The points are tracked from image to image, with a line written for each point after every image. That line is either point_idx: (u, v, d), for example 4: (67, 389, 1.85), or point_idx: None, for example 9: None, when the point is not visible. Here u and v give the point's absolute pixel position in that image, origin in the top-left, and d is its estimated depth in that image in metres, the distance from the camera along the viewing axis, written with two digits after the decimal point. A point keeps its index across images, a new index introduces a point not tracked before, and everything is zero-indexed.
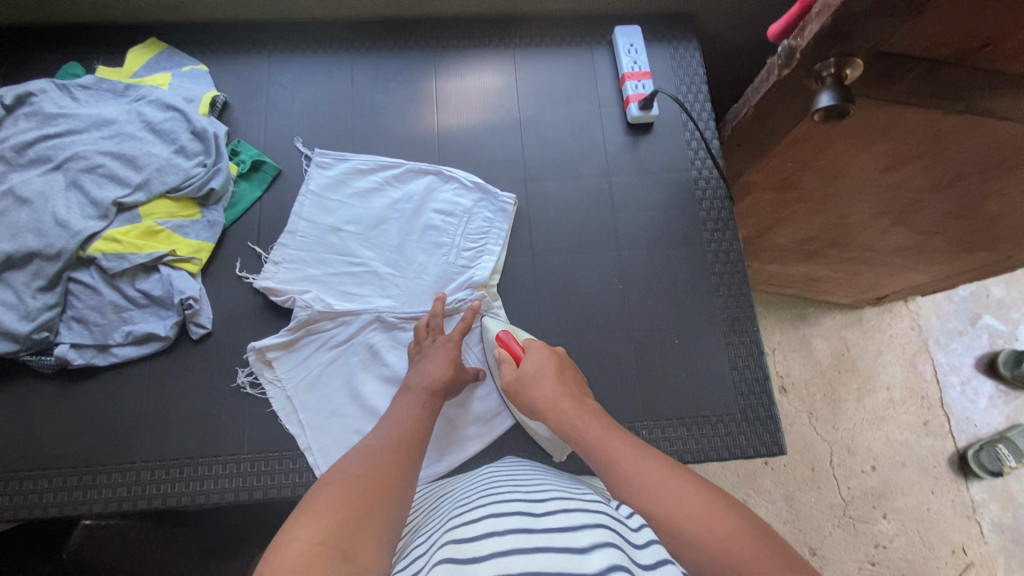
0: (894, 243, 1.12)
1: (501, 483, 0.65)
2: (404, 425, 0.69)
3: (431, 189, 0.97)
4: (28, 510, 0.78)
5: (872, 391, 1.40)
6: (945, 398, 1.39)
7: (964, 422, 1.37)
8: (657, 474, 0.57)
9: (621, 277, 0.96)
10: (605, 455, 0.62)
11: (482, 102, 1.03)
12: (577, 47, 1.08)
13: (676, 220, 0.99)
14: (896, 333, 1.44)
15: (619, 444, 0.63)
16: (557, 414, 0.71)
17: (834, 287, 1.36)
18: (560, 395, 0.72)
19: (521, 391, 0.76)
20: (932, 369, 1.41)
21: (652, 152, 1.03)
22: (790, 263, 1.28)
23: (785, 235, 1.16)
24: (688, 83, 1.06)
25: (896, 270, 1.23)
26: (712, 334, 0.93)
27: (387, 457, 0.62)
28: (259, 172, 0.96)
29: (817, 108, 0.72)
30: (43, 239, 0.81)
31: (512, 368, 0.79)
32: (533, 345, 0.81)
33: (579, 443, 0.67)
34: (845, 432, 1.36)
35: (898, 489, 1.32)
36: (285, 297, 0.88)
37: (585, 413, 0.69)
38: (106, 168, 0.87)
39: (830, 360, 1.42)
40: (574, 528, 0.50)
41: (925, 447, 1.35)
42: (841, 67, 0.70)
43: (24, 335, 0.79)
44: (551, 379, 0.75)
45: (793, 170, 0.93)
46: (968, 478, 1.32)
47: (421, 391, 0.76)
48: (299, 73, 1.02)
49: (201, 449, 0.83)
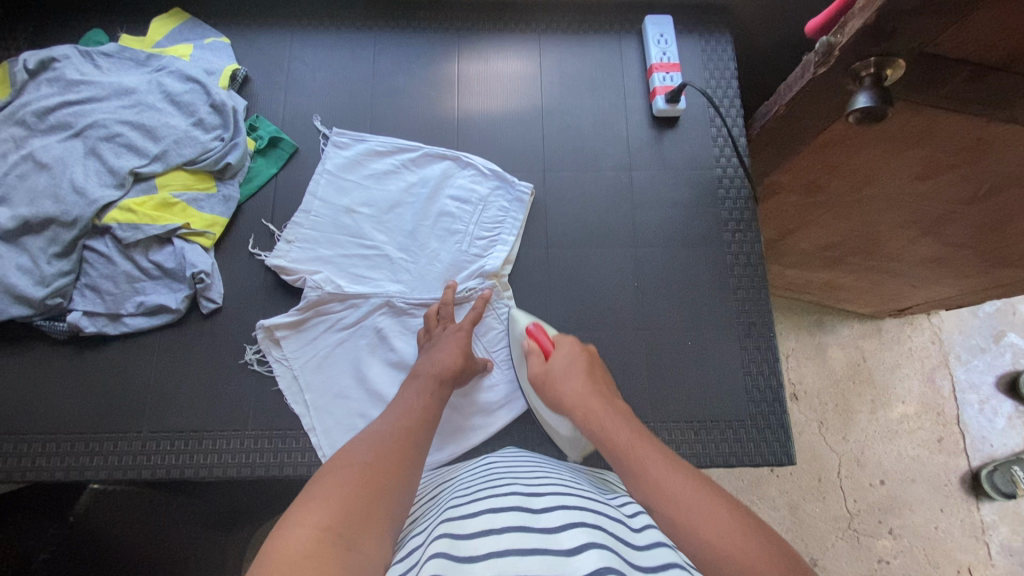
0: (921, 254, 1.08)
1: (499, 472, 0.65)
2: (411, 413, 0.69)
3: (447, 174, 0.95)
4: (36, 472, 0.79)
5: (886, 404, 1.36)
6: (962, 415, 1.35)
7: (979, 441, 1.33)
8: (687, 494, 0.54)
9: (637, 275, 0.93)
10: (632, 461, 0.60)
11: (506, 88, 1.01)
12: (605, 36, 1.05)
13: (699, 219, 0.96)
14: (915, 346, 1.41)
15: (651, 452, 0.60)
16: (582, 410, 0.69)
17: (855, 296, 1.33)
18: (589, 391, 0.71)
19: (548, 384, 0.75)
20: (950, 386, 1.38)
21: (677, 147, 1.00)
22: (810, 268, 1.26)
23: (809, 239, 1.15)
24: (718, 77, 1.03)
25: (922, 282, 1.19)
26: (726, 337, 0.91)
27: (393, 443, 0.62)
28: (276, 149, 0.95)
29: (852, 108, 0.72)
30: (60, 206, 0.82)
31: (541, 360, 0.79)
32: (564, 344, 0.79)
33: (604, 440, 0.65)
34: (856, 444, 1.33)
35: (906, 504, 1.29)
36: (296, 276, 0.87)
37: (613, 412, 0.68)
38: (125, 137, 0.87)
39: (845, 370, 1.39)
40: (575, 528, 0.49)
41: (938, 464, 1.32)
42: (881, 67, 0.70)
43: (38, 299, 0.80)
44: (576, 375, 0.73)
45: (821, 174, 0.94)
46: (980, 498, 1.29)
47: (431, 377, 0.75)
48: (321, 51, 1.01)
49: (207, 422, 0.83)
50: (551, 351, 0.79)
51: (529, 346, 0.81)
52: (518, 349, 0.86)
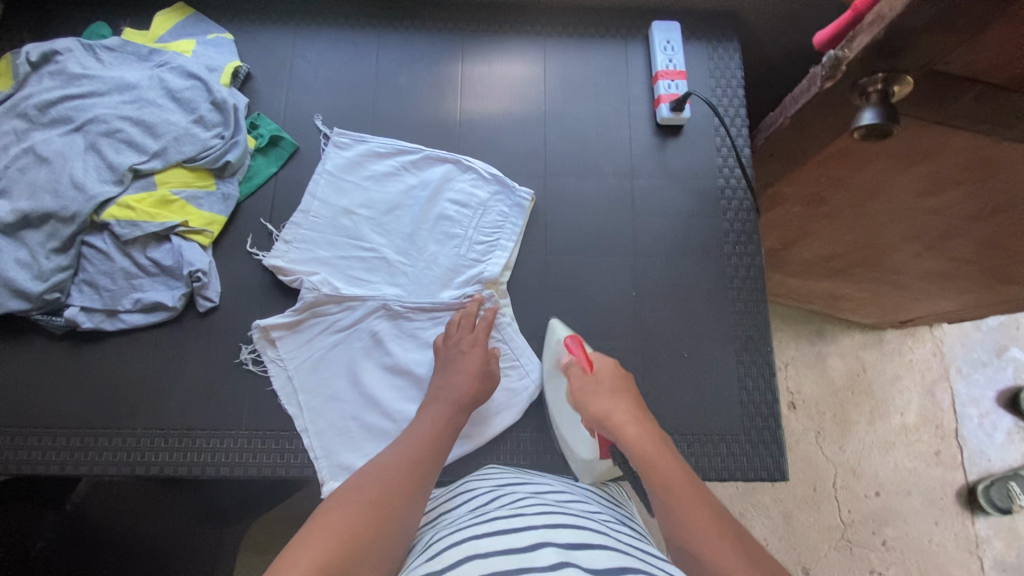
0: (925, 268, 1.07)
1: (480, 501, 0.65)
2: (417, 444, 0.70)
3: (447, 177, 0.95)
4: (30, 466, 0.80)
5: (885, 415, 1.36)
6: (961, 429, 1.35)
7: (976, 455, 1.33)
8: (734, 556, 0.54)
9: (637, 286, 0.93)
10: (678, 506, 0.60)
11: (510, 91, 1.00)
12: (611, 40, 1.04)
13: (699, 230, 0.96)
14: (916, 358, 1.40)
15: (695, 499, 0.60)
16: (623, 436, 0.69)
17: (857, 306, 1.32)
18: (634, 418, 0.71)
19: (587, 402, 0.74)
20: (950, 399, 1.37)
21: (680, 155, 0.99)
22: (812, 278, 1.25)
23: (811, 249, 1.14)
24: (724, 86, 1.02)
25: (924, 295, 1.18)
26: (724, 349, 0.91)
27: (396, 480, 0.64)
28: (276, 148, 0.95)
29: (858, 124, 0.72)
30: (59, 201, 0.82)
31: (585, 371, 0.78)
32: (606, 364, 0.78)
33: (648, 473, 0.64)
34: (852, 454, 1.33)
35: (901, 516, 1.29)
36: (293, 277, 0.87)
37: (659, 445, 0.67)
38: (125, 133, 0.86)
39: (845, 380, 1.38)
40: (550, 548, 0.49)
41: (934, 477, 1.31)
42: (889, 83, 0.70)
43: (35, 294, 0.80)
44: (617, 400, 0.73)
45: (825, 186, 0.94)
46: (975, 512, 1.29)
47: (450, 402, 0.77)
48: (325, 49, 1.00)
49: (202, 421, 0.84)
50: (594, 368, 0.78)
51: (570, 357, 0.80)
52: (552, 357, 0.86)
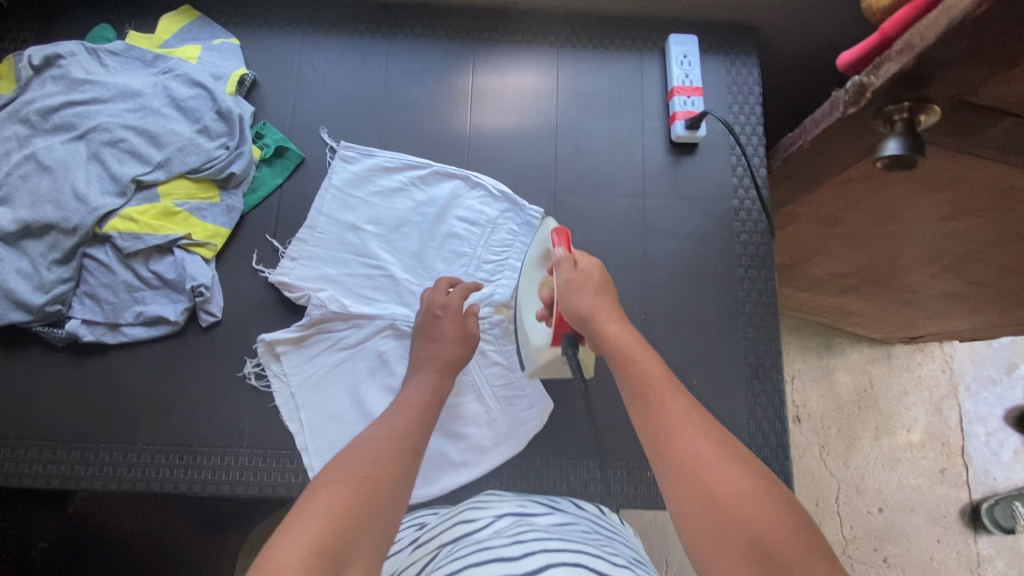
0: (940, 289, 1.04)
1: (474, 535, 0.63)
2: (407, 414, 0.71)
3: (456, 194, 0.93)
4: (31, 479, 0.80)
5: (890, 431, 1.34)
6: (967, 447, 1.33)
7: (982, 474, 1.31)
8: (713, 452, 0.54)
9: (647, 309, 0.91)
10: (655, 406, 0.60)
11: (522, 103, 0.98)
12: (626, 52, 1.01)
13: (712, 253, 0.94)
14: (925, 374, 1.38)
15: (673, 393, 0.61)
16: (603, 333, 0.68)
17: (867, 321, 1.29)
18: (615, 316, 0.69)
19: (571, 294, 0.70)
20: (957, 417, 1.35)
21: (695, 174, 0.97)
22: (823, 293, 1.23)
23: (823, 266, 1.12)
24: (741, 102, 0.99)
25: (937, 313, 1.16)
26: (733, 374, 0.89)
27: (388, 453, 0.63)
28: (282, 159, 0.93)
29: (881, 155, 0.70)
30: (61, 212, 0.80)
31: (572, 268, 0.72)
32: (591, 264, 0.73)
33: (626, 370, 0.64)
34: (856, 470, 1.32)
35: (903, 534, 1.28)
36: (299, 294, 0.86)
37: (642, 346, 0.66)
38: (128, 143, 0.85)
39: (851, 396, 1.37)
40: (555, 568, 0.50)
41: (938, 495, 1.30)
42: (914, 112, 0.69)
43: (37, 306, 0.80)
44: (602, 298, 0.70)
45: (841, 208, 0.92)
46: (977, 531, 1.28)
47: (434, 367, 0.77)
48: (333, 56, 0.98)
49: (203, 438, 0.83)
50: (578, 265, 0.73)
51: (556, 250, 0.74)
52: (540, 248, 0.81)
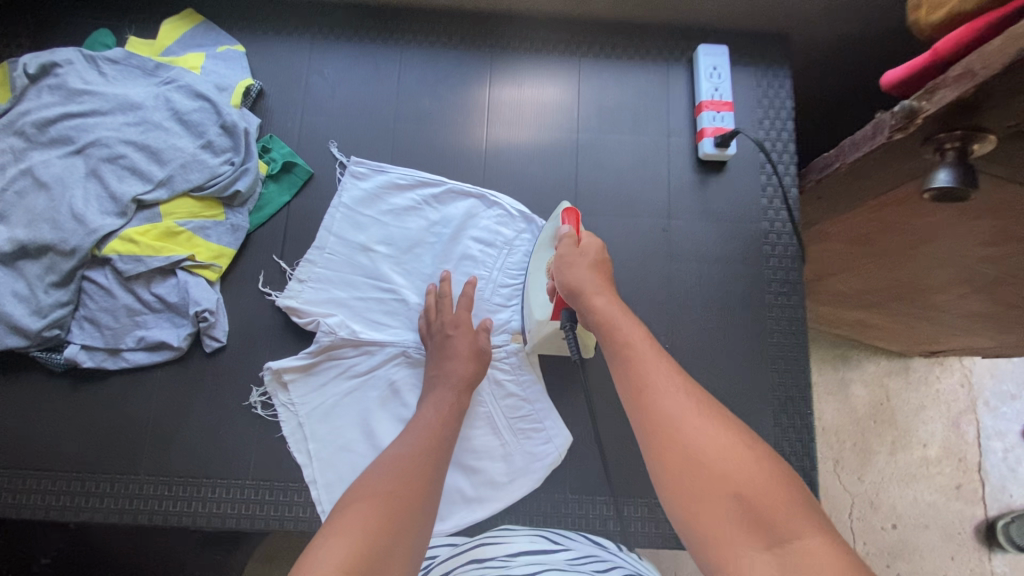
0: (966, 308, 0.97)
1: (490, 565, 0.61)
2: (427, 432, 0.70)
3: (471, 213, 0.88)
4: (30, 510, 0.77)
5: (906, 446, 1.30)
6: (984, 463, 1.29)
7: (998, 490, 1.28)
8: (690, 412, 0.55)
9: (670, 336, 0.87)
10: (636, 372, 0.60)
11: (541, 117, 0.93)
12: (652, 62, 0.95)
13: (738, 277, 0.89)
14: (943, 389, 1.34)
15: (653, 356, 0.61)
16: (588, 304, 0.67)
17: (888, 336, 1.24)
18: (604, 286, 0.68)
19: (568, 267, 0.71)
20: (975, 432, 1.31)
21: (722, 194, 0.92)
22: (844, 307, 1.18)
23: (848, 283, 1.07)
24: (772, 118, 0.94)
25: (962, 330, 1.08)
26: (758, 405, 0.85)
27: (412, 471, 0.64)
28: (289, 174, 0.89)
29: (930, 185, 0.65)
30: (58, 233, 0.77)
31: (574, 245, 0.73)
32: (594, 243, 0.74)
33: (611, 337, 0.64)
34: (870, 485, 1.28)
35: (917, 550, 1.25)
36: (308, 319, 0.82)
37: (627, 315, 0.66)
38: (128, 159, 0.81)
39: (867, 410, 1.32)
40: None
41: (953, 511, 1.27)
42: (967, 141, 0.64)
43: (34, 331, 0.76)
44: (592, 271, 0.70)
45: (873, 229, 0.87)
46: (992, 548, 1.25)
47: (451, 385, 0.76)
48: (342, 64, 0.93)
49: (208, 469, 0.80)
50: (581, 244, 0.74)
51: (563, 227, 0.76)
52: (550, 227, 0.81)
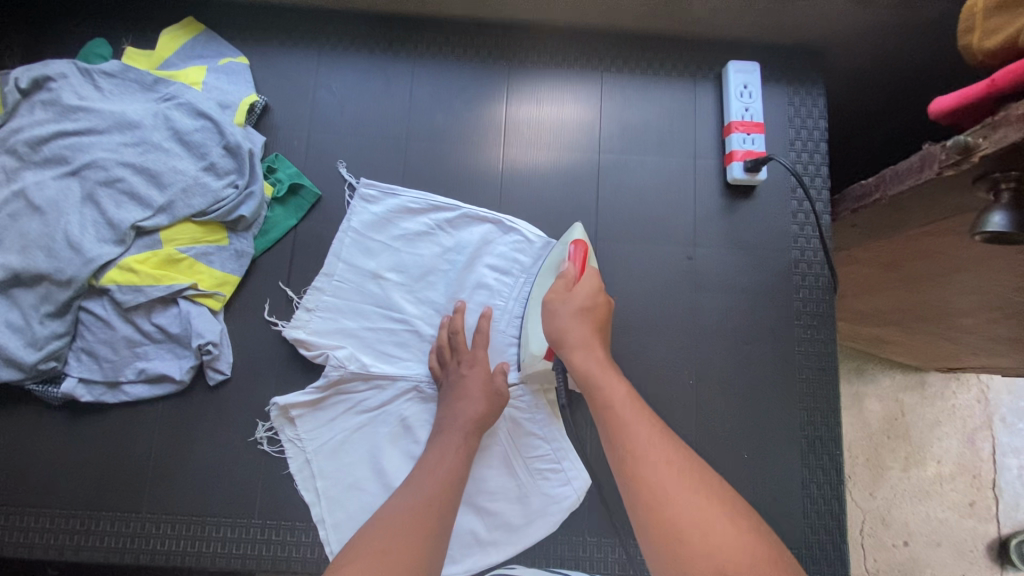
0: (993, 332, 0.87)
1: None
2: (435, 480, 0.67)
3: (487, 239, 0.84)
4: (28, 549, 0.74)
5: (921, 462, 1.24)
6: (999, 480, 1.23)
7: (1013, 507, 1.22)
8: (673, 478, 0.55)
9: (694, 371, 0.83)
10: (620, 434, 0.59)
11: (559, 138, 0.88)
12: (677, 79, 0.90)
13: (765, 310, 0.85)
14: (959, 405, 1.27)
15: (637, 419, 0.60)
16: (569, 360, 0.67)
17: (903, 352, 1.16)
18: (593, 339, 0.68)
19: (555, 311, 0.70)
20: (990, 449, 1.25)
21: (750, 220, 0.87)
22: (861, 322, 1.12)
23: (873, 303, 1.01)
24: (804, 139, 0.89)
25: (984, 352, 0.98)
26: (782, 442, 0.82)
27: (415, 522, 0.61)
28: (296, 197, 0.84)
29: (982, 227, 0.59)
30: (53, 262, 0.73)
31: (566, 287, 0.72)
32: (590, 285, 0.71)
33: (596, 393, 0.64)
34: (883, 502, 1.22)
35: (928, 568, 1.19)
36: (316, 352, 0.78)
37: (611, 370, 0.65)
38: (127, 183, 0.76)
39: (881, 425, 1.25)
40: None
41: (966, 529, 1.21)
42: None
43: (29, 364, 0.72)
44: (581, 320, 0.69)
45: (909, 258, 0.82)
46: (1005, 567, 1.19)
47: (460, 428, 0.72)
48: (351, 77, 0.88)
49: (212, 508, 0.76)
50: (577, 284, 0.72)
51: (566, 264, 0.74)
52: (551, 258, 0.79)
